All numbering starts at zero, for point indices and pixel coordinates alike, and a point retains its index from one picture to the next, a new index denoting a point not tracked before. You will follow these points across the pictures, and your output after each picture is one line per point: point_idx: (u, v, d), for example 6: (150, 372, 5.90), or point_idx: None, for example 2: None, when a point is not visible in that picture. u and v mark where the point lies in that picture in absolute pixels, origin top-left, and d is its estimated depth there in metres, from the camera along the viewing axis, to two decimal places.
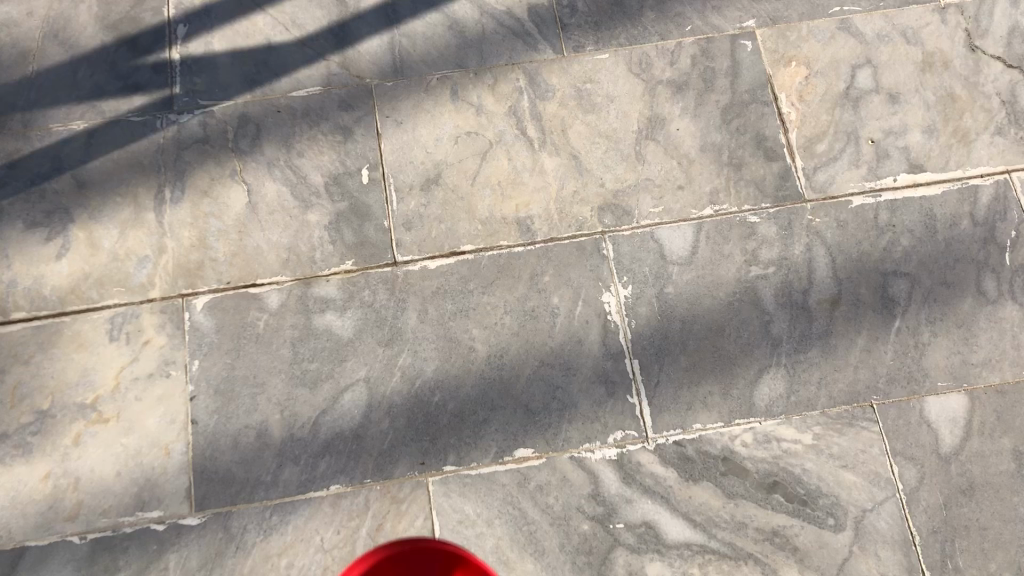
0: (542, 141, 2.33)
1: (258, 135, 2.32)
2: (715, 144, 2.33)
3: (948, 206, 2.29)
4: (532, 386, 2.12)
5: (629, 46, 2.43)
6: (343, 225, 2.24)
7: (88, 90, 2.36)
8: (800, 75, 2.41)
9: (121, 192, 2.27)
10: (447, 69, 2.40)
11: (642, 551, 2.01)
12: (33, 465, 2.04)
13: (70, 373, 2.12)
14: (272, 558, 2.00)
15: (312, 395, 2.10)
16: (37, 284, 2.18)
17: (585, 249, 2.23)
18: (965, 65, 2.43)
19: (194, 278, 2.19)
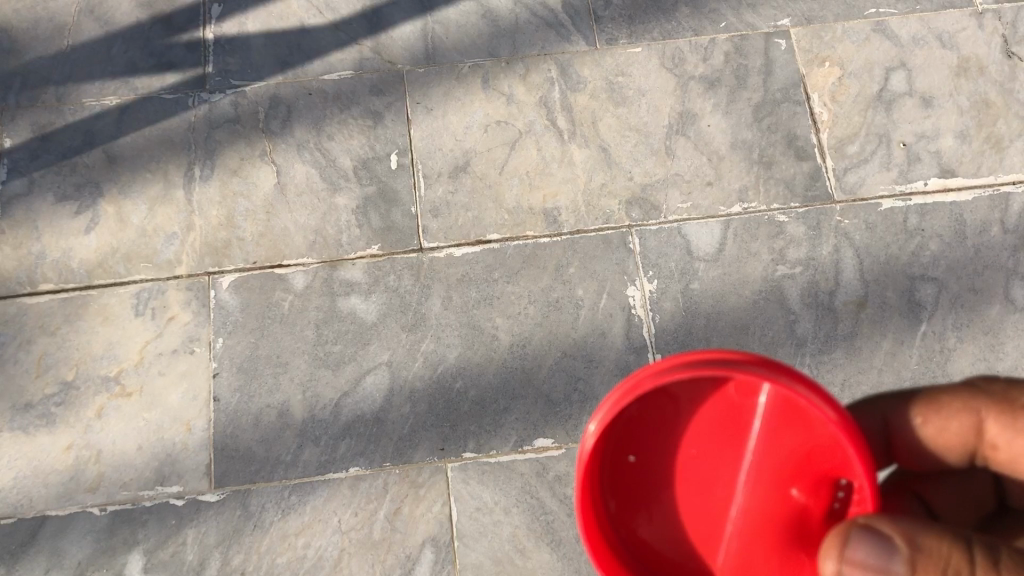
0: (572, 133, 2.33)
1: (288, 117, 2.33)
2: (746, 142, 2.32)
3: (978, 212, 2.27)
4: (554, 376, 2.12)
5: (662, 41, 2.42)
6: (370, 210, 2.25)
7: (122, 66, 2.38)
8: (833, 75, 2.40)
9: (151, 169, 2.28)
10: (480, 57, 2.40)
11: None
12: (56, 435, 2.06)
13: (96, 346, 2.13)
14: (290, 538, 2.00)
15: (335, 377, 2.11)
16: (65, 256, 2.20)
17: (611, 242, 2.22)
18: (1001, 71, 2.41)
19: (221, 256, 2.20)
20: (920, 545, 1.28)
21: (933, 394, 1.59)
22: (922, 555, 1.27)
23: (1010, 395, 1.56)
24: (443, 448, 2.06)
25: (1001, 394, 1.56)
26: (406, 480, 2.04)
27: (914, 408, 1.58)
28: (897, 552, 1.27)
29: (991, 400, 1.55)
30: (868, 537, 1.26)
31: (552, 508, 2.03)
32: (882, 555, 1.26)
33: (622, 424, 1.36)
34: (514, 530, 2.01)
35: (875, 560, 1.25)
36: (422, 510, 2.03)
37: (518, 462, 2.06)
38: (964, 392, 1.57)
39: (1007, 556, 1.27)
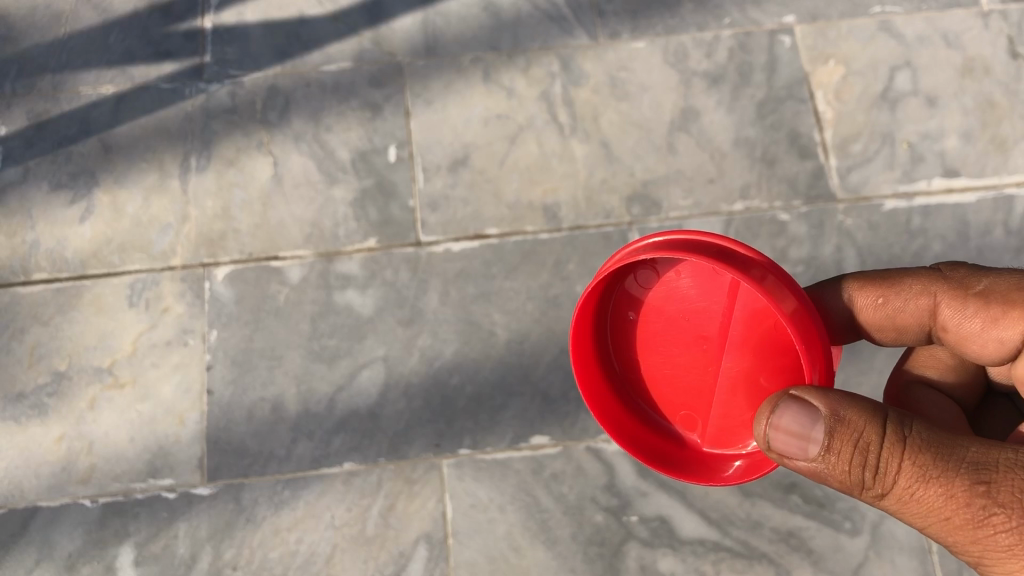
0: (573, 127, 2.31)
1: (287, 108, 2.31)
2: (748, 139, 2.30)
3: (982, 213, 2.24)
4: (551, 373, 2.10)
5: (666, 36, 2.40)
6: (368, 203, 2.23)
7: (119, 54, 2.35)
8: (838, 73, 2.37)
9: (147, 158, 2.25)
10: (481, 50, 2.38)
11: (655, 545, 1.98)
12: (48, 426, 2.04)
13: (89, 337, 2.11)
14: (282, 533, 1.98)
15: (330, 371, 2.09)
16: (60, 246, 2.17)
17: (611, 238, 2.20)
18: (1007, 71, 2.39)
19: (216, 247, 2.18)
20: (844, 417, 1.22)
21: (893, 275, 1.49)
22: (842, 425, 1.22)
23: (974, 279, 1.44)
24: (438, 445, 2.04)
25: (964, 276, 1.44)
26: (400, 477, 2.02)
27: (875, 286, 1.48)
28: (824, 423, 1.23)
29: (950, 285, 1.44)
30: (796, 404, 1.24)
31: (548, 506, 2.01)
32: (806, 423, 1.23)
33: (619, 282, 1.44)
34: (509, 528, 1.99)
35: (798, 427, 1.24)
36: (416, 506, 2.00)
37: (514, 459, 2.04)
38: (924, 276, 1.47)
39: (920, 432, 1.22)
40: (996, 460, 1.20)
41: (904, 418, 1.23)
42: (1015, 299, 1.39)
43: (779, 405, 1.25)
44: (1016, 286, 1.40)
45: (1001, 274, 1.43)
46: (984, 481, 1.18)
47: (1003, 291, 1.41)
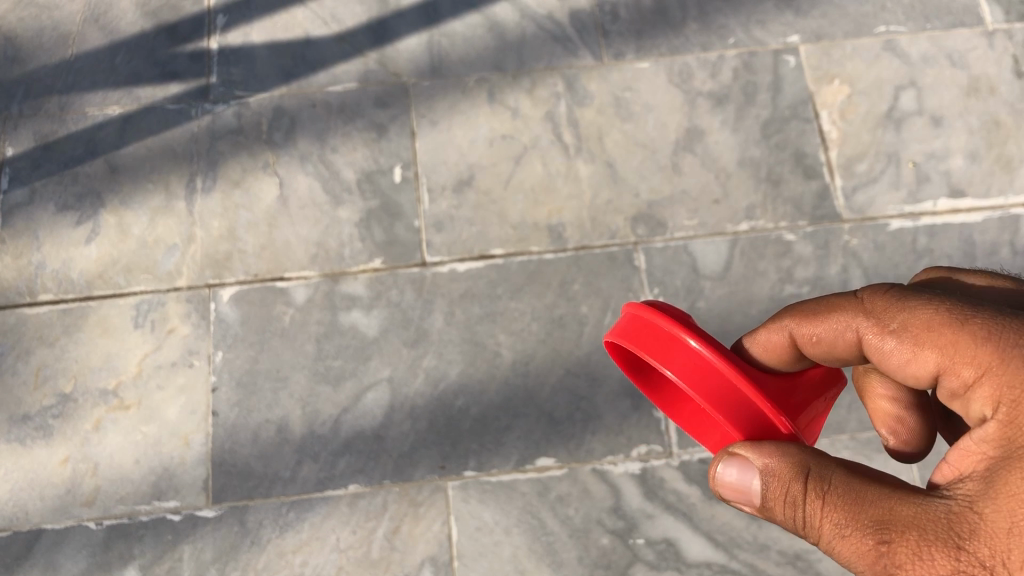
0: (578, 148, 2.31)
1: (292, 128, 2.31)
2: (754, 159, 2.30)
3: (988, 233, 2.24)
4: (556, 395, 2.09)
5: (670, 56, 2.41)
6: (374, 223, 2.23)
7: (125, 75, 2.37)
8: (843, 93, 2.38)
9: (153, 179, 2.26)
10: (486, 70, 2.39)
11: (662, 568, 1.97)
12: (53, 448, 2.03)
13: (94, 358, 2.11)
14: (287, 555, 1.97)
15: (335, 393, 2.08)
16: (66, 267, 2.18)
17: (616, 258, 2.20)
18: (1011, 91, 2.39)
19: (221, 268, 2.18)
20: (774, 471, 1.20)
21: (824, 305, 1.27)
22: (773, 479, 1.20)
23: (896, 310, 1.19)
24: (443, 466, 2.04)
25: (884, 306, 1.20)
26: (405, 499, 2.01)
27: (804, 325, 1.29)
28: (760, 479, 1.22)
29: (872, 319, 1.21)
30: (735, 461, 1.24)
31: (553, 529, 1.99)
32: (746, 478, 1.24)
33: None
34: (515, 551, 1.98)
35: (739, 482, 1.25)
36: (421, 529, 2.00)
37: (519, 481, 2.03)
38: (847, 307, 1.24)
39: (842, 484, 1.15)
40: (898, 518, 1.11)
41: (829, 469, 1.17)
42: (928, 336, 1.15)
43: (722, 463, 1.26)
44: (931, 319, 1.15)
45: (923, 297, 1.17)
46: (885, 540, 1.10)
47: (921, 327, 1.16)
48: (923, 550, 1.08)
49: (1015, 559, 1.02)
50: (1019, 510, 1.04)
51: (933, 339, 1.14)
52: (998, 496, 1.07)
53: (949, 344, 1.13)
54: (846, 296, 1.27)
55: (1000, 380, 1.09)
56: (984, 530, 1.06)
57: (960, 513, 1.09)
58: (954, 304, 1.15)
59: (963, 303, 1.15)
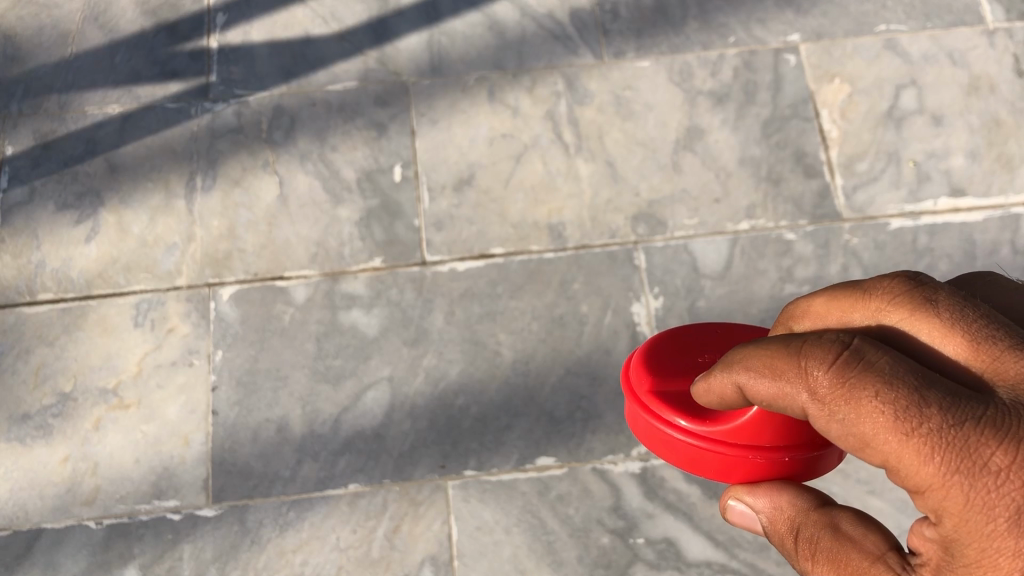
0: (578, 147, 2.31)
1: (292, 127, 2.31)
2: (754, 158, 2.29)
3: (989, 232, 2.24)
4: (557, 394, 2.09)
5: (670, 55, 2.41)
6: (373, 222, 2.23)
7: (125, 74, 2.36)
8: (843, 92, 2.37)
9: (153, 178, 2.26)
10: (486, 69, 2.39)
11: (662, 567, 1.96)
12: (53, 447, 2.03)
13: (94, 358, 2.11)
14: (287, 555, 1.97)
15: (335, 392, 2.08)
16: (65, 266, 2.18)
17: (617, 257, 2.20)
18: (1012, 89, 2.39)
19: (221, 267, 2.18)
20: (769, 517, 1.36)
21: (768, 367, 1.08)
22: (771, 523, 1.36)
23: (842, 406, 0.99)
24: (443, 466, 2.03)
25: (832, 397, 1.00)
26: (405, 498, 2.01)
27: (754, 381, 1.11)
28: (763, 522, 1.38)
29: (816, 404, 1.02)
30: (740, 508, 1.42)
31: (554, 528, 1.99)
32: (755, 519, 1.41)
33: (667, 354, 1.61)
34: (515, 550, 1.97)
35: (754, 522, 1.42)
36: (421, 528, 1.99)
37: (519, 480, 2.03)
38: (792, 376, 1.05)
39: (819, 539, 1.23)
40: None
41: (817, 529, 1.24)
42: (876, 440, 0.97)
43: (729, 504, 1.44)
44: (879, 424, 0.96)
45: (870, 387, 0.97)
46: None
47: (868, 429, 0.97)
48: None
49: None
50: None
51: (881, 447, 0.97)
52: None
53: (896, 454, 0.96)
54: (793, 352, 1.05)
55: (944, 498, 0.97)
56: None
57: None
58: (904, 404, 0.95)
59: (917, 402, 0.95)
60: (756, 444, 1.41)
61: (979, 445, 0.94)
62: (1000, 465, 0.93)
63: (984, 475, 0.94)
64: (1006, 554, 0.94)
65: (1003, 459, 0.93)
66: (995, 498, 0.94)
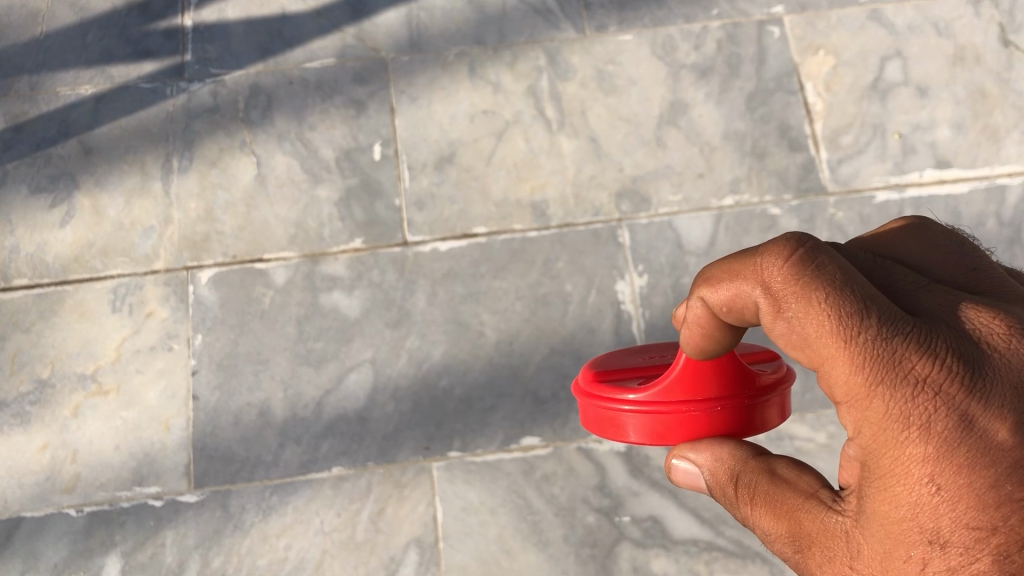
0: (561, 123, 2.27)
1: (269, 106, 2.27)
2: (738, 133, 2.27)
3: (974, 204, 2.22)
4: (541, 373, 2.07)
5: (653, 28, 2.37)
6: (353, 202, 2.19)
7: (97, 53, 2.31)
8: (828, 64, 2.34)
9: (128, 160, 2.22)
10: (466, 44, 2.35)
11: (648, 545, 1.96)
12: (31, 435, 2.01)
13: (72, 343, 2.07)
14: (271, 539, 1.95)
15: (317, 375, 2.06)
16: (40, 250, 2.14)
17: (600, 235, 2.17)
18: (998, 59, 2.36)
19: (199, 250, 2.15)
20: (710, 470, 1.26)
21: (732, 266, 1.08)
22: (712, 478, 1.26)
23: (792, 307, 1.01)
24: (427, 447, 2.02)
25: (783, 296, 1.01)
26: (389, 481, 2.00)
27: (708, 295, 1.11)
28: (704, 477, 1.28)
29: (768, 302, 1.03)
30: (680, 465, 1.30)
31: (539, 508, 1.98)
32: (694, 477, 1.30)
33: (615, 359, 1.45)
34: (500, 531, 1.97)
35: (693, 480, 1.31)
36: (406, 510, 1.98)
37: (504, 461, 2.01)
38: (747, 274, 1.06)
39: (759, 479, 1.19)
40: (803, 525, 1.12)
41: (755, 473, 1.20)
42: (814, 343, 1.00)
43: (672, 463, 1.32)
44: (821, 325, 0.98)
45: (817, 289, 0.99)
46: (800, 550, 1.12)
47: (809, 332, 1.00)
48: (825, 564, 1.09)
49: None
50: (891, 538, 0.99)
51: (820, 348, 0.99)
52: (873, 523, 1.01)
53: (832, 357, 0.99)
54: (748, 260, 1.06)
55: (868, 409, 0.98)
56: (860, 548, 1.04)
57: (850, 532, 1.05)
58: (846, 308, 0.97)
59: (852, 307, 0.97)
60: (692, 395, 1.26)
61: (904, 354, 0.97)
62: (921, 376, 0.96)
63: (906, 384, 0.96)
64: (919, 462, 0.96)
65: (926, 370, 0.96)
66: (914, 408, 0.96)
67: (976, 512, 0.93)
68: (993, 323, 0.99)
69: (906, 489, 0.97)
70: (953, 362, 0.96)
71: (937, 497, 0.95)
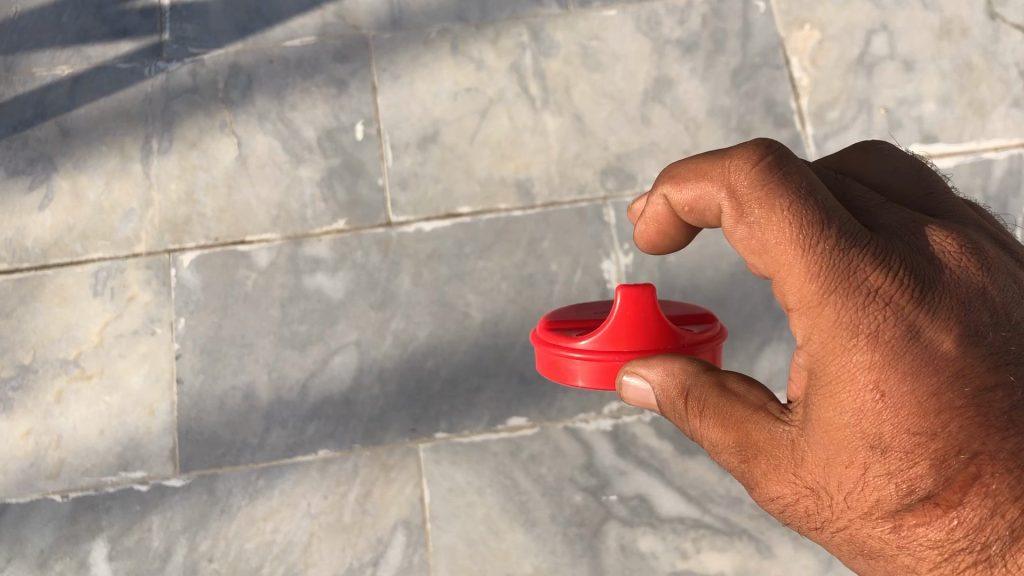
0: (545, 100, 2.25)
1: (249, 86, 2.24)
2: (723, 109, 2.25)
3: (960, 179, 2.22)
4: (527, 353, 2.07)
5: (638, 3, 2.34)
6: (336, 182, 2.17)
7: (73, 33, 2.27)
8: (814, 38, 2.32)
9: (106, 142, 2.18)
10: (448, 21, 2.31)
11: (635, 524, 1.97)
12: (14, 421, 1.99)
13: (53, 329, 2.06)
14: (258, 522, 1.95)
15: (302, 357, 2.04)
16: (19, 235, 2.11)
17: (586, 214, 2.16)
18: (985, 32, 2.34)
19: (181, 233, 2.12)
20: (661, 388, 1.20)
21: (701, 165, 1.15)
22: (662, 397, 1.21)
23: (755, 210, 1.07)
24: (414, 429, 2.01)
25: (747, 201, 1.07)
26: (376, 463, 1.99)
27: (675, 193, 1.18)
28: (654, 395, 1.21)
29: (732, 205, 1.10)
30: (631, 382, 1.23)
31: (526, 488, 1.98)
32: (643, 395, 1.23)
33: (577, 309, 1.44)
34: (488, 511, 1.97)
35: (640, 398, 1.24)
36: (393, 492, 1.98)
37: (491, 441, 2.01)
38: (715, 176, 1.12)
39: (710, 391, 1.16)
40: (751, 434, 1.12)
41: (706, 388, 1.17)
42: (774, 250, 1.05)
43: (623, 381, 1.24)
44: (782, 230, 1.04)
45: (780, 199, 1.05)
46: (745, 460, 1.14)
47: (770, 237, 1.05)
48: (770, 472, 1.12)
49: (830, 482, 1.05)
50: (835, 442, 1.03)
51: (777, 254, 1.05)
52: (818, 429, 1.05)
53: (789, 263, 1.04)
54: (715, 164, 1.12)
55: (820, 315, 1.04)
56: (806, 454, 1.07)
57: (796, 441, 1.09)
58: (806, 218, 1.04)
59: (813, 217, 1.04)
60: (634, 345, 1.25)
61: (857, 265, 1.03)
62: (873, 286, 1.02)
63: (858, 293, 1.02)
64: (865, 369, 1.01)
65: (878, 282, 1.02)
66: (865, 316, 1.02)
67: (917, 419, 0.98)
68: (947, 244, 1.08)
69: (851, 394, 1.01)
70: (904, 277, 1.03)
71: (880, 403, 1.00)
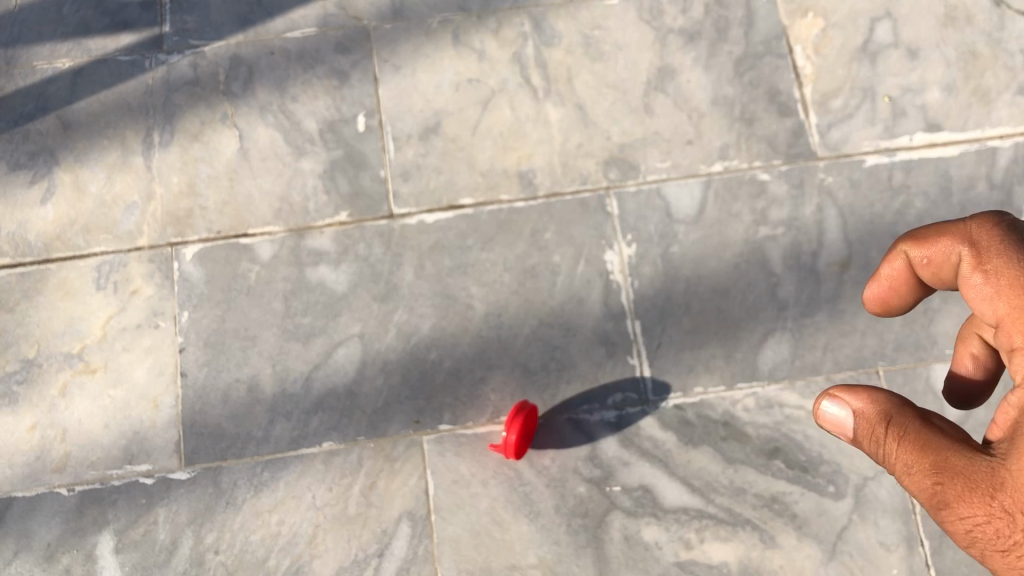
0: (547, 90, 2.24)
1: (250, 78, 2.23)
2: (726, 98, 2.24)
3: (965, 167, 2.21)
4: (531, 345, 2.07)
5: None
6: (338, 174, 2.17)
7: (73, 25, 2.26)
8: (817, 26, 2.31)
9: (108, 135, 2.18)
10: (449, 12, 2.30)
11: (639, 515, 1.97)
12: (19, 415, 2.00)
13: (57, 323, 2.06)
14: (263, 515, 1.96)
15: (305, 350, 2.05)
16: (21, 229, 2.11)
17: (589, 205, 2.15)
18: (989, 19, 2.33)
19: (183, 226, 2.12)
20: (863, 412, 1.40)
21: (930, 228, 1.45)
22: (862, 419, 1.39)
23: (994, 256, 1.37)
24: (417, 421, 2.02)
25: (987, 248, 1.37)
26: (381, 455, 2.00)
27: (911, 249, 1.46)
28: (852, 418, 1.41)
29: (972, 253, 1.39)
30: (831, 402, 1.44)
31: (531, 480, 1.99)
32: (842, 417, 1.44)
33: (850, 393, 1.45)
34: (492, 503, 1.98)
35: (838, 420, 1.45)
36: (397, 484, 1.98)
37: (495, 433, 2.02)
38: (952, 233, 1.42)
39: (908, 419, 1.34)
40: (952, 463, 1.29)
41: (907, 417, 1.35)
42: (1008, 292, 1.33)
43: (824, 406, 1.46)
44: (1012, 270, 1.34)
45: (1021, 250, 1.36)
46: (938, 481, 1.29)
47: (1004, 280, 1.34)
48: (964, 493, 1.27)
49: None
50: None
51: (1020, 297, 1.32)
52: None
53: None
54: (954, 223, 1.42)
55: None
56: (1011, 479, 1.24)
57: (998, 468, 1.26)
58: None
59: None
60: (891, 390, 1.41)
61: None
62: None
63: None
64: None
65: None
66: None
67: None
68: None
69: None
70: None
71: None
